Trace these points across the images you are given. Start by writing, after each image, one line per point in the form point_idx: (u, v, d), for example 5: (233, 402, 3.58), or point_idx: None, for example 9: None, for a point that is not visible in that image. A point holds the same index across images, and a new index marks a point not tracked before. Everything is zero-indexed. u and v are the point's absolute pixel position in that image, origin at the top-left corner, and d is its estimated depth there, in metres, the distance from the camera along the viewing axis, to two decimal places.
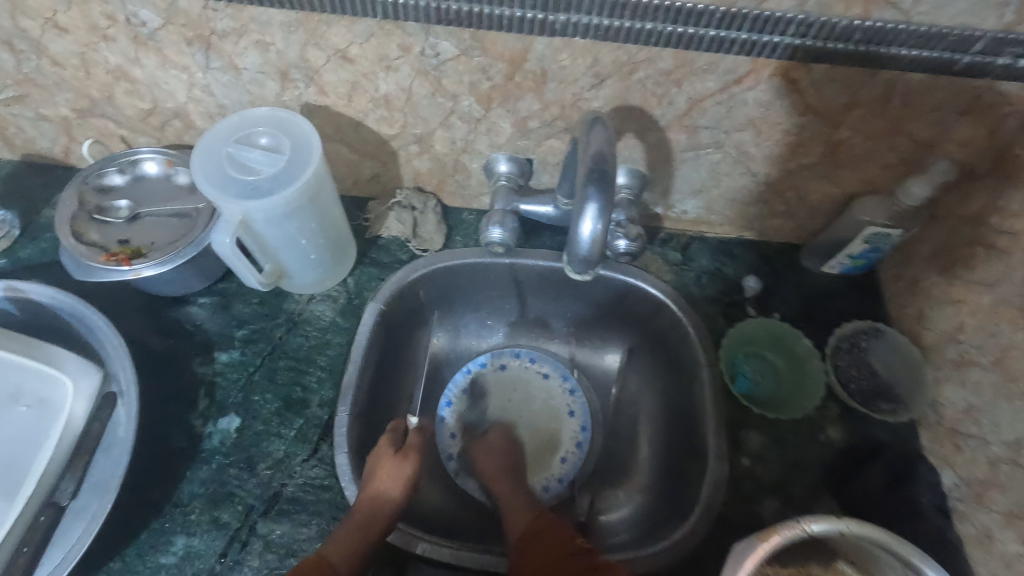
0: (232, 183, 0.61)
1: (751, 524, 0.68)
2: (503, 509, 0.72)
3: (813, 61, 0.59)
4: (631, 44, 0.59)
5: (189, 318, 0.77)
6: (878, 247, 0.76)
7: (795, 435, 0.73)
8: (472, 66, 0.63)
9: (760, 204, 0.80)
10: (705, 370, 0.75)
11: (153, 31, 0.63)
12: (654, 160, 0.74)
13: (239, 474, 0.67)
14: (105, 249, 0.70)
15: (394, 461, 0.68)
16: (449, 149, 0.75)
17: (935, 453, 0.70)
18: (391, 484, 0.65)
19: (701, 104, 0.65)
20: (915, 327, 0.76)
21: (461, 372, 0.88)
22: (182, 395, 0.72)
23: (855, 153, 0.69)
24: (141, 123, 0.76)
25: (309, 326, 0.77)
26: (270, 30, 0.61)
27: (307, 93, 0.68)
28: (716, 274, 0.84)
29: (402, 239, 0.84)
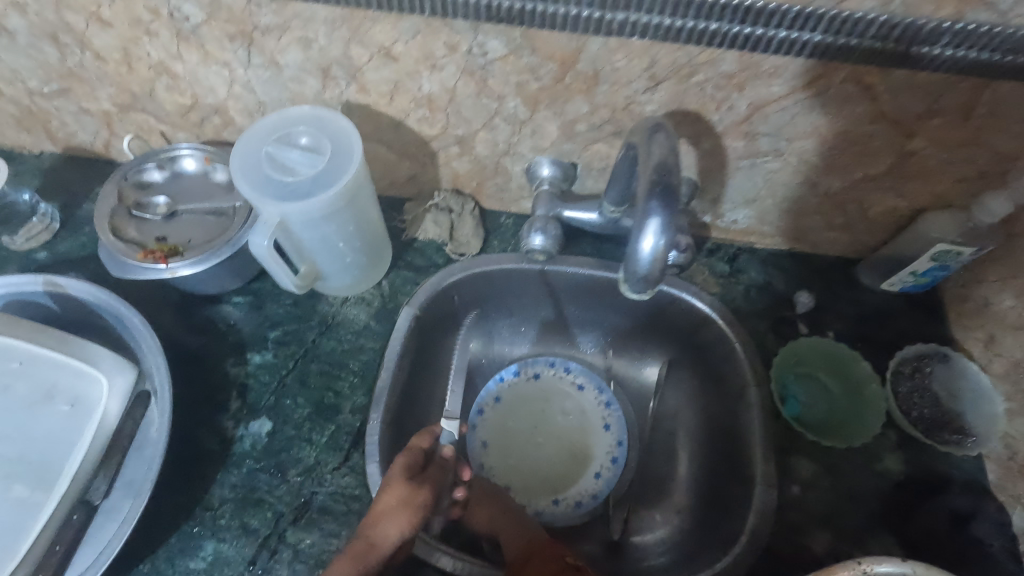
0: (270, 183, 0.59)
1: (801, 559, 0.64)
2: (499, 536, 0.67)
3: (892, 67, 0.54)
4: (692, 46, 0.55)
5: (223, 317, 0.76)
6: (946, 266, 0.70)
7: (850, 464, 0.69)
8: (521, 66, 0.60)
9: (817, 215, 0.75)
10: (753, 390, 0.71)
11: (195, 26, 0.62)
12: (707, 167, 0.70)
13: (269, 480, 0.66)
14: (142, 245, 0.70)
15: (409, 488, 0.60)
16: (490, 151, 0.73)
17: (1005, 491, 0.65)
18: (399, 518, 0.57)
19: (763, 109, 0.61)
20: (984, 353, 0.70)
21: (494, 380, 0.86)
22: (215, 396, 0.71)
23: (927, 165, 0.64)
24: (181, 118, 0.75)
25: (343, 329, 0.76)
26: (314, 26, 0.59)
27: (348, 91, 0.66)
28: (766, 287, 0.80)
29: (438, 242, 0.82)
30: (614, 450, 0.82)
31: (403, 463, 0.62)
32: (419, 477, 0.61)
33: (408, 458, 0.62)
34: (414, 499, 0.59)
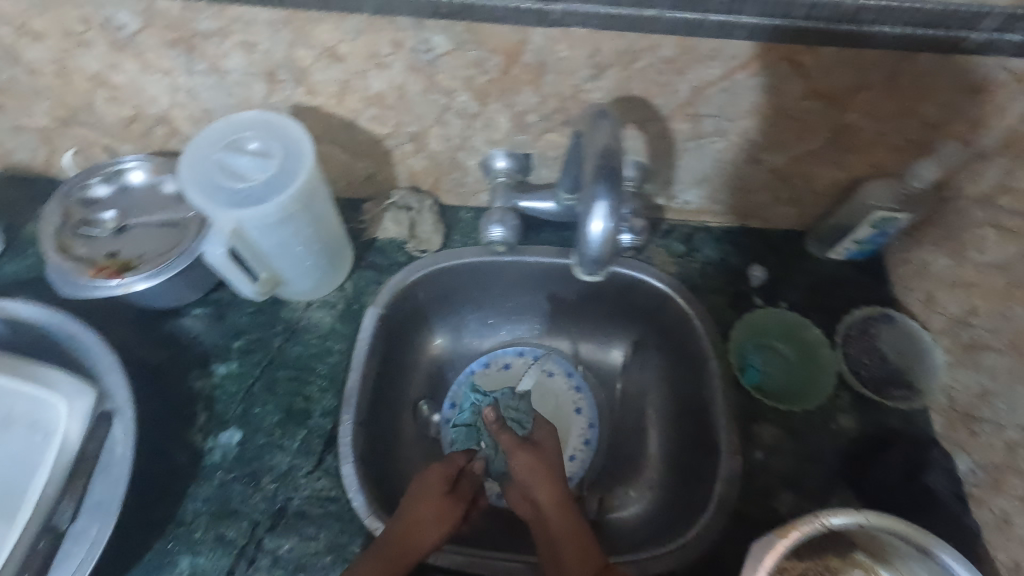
0: (221, 191, 0.58)
1: (768, 518, 0.67)
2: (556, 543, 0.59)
3: (819, 45, 0.57)
4: (632, 33, 0.57)
5: (185, 330, 0.75)
6: (885, 232, 0.74)
7: (808, 425, 0.72)
8: (467, 60, 0.61)
9: (764, 191, 0.78)
10: (714, 363, 0.74)
11: (131, 35, 0.60)
12: (656, 150, 0.72)
13: (242, 489, 0.66)
14: (92, 263, 0.68)
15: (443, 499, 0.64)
16: (444, 147, 0.73)
17: (950, 439, 0.69)
18: (434, 523, 0.62)
19: (704, 91, 0.63)
20: (924, 311, 0.75)
21: (465, 373, 0.88)
22: (181, 409, 0.70)
23: (862, 136, 0.68)
24: (124, 130, 0.73)
25: (308, 333, 0.75)
26: (254, 30, 0.58)
27: (295, 94, 0.66)
28: (721, 264, 0.83)
29: (400, 241, 0.82)
30: (588, 433, 0.84)
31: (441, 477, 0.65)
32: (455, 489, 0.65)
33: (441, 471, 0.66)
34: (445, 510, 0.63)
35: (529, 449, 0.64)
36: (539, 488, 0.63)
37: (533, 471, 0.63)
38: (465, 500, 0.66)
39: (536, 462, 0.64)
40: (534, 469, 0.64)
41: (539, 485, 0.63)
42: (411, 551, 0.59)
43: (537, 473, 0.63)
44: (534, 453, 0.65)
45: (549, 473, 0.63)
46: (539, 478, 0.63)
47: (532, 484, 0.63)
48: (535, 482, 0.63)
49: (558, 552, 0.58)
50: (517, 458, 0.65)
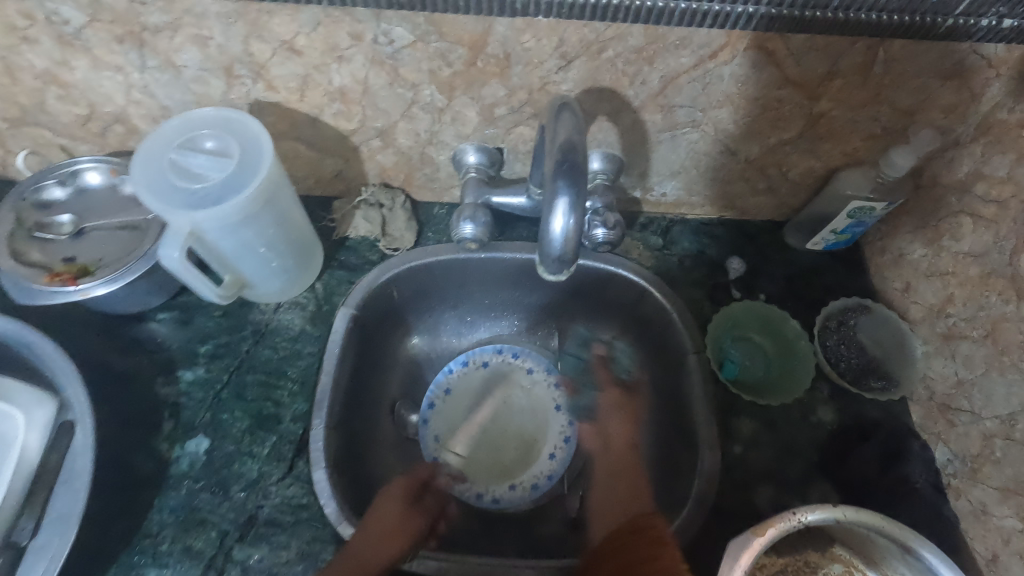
0: (175, 192, 0.56)
1: (747, 513, 0.66)
2: (618, 472, 0.70)
3: (790, 32, 0.56)
4: (599, 22, 0.55)
5: (150, 335, 0.73)
6: (862, 222, 0.74)
7: (787, 418, 0.71)
8: (431, 52, 0.59)
9: (740, 181, 0.77)
10: (693, 357, 0.73)
11: (78, 30, 0.58)
12: (629, 142, 0.71)
13: (211, 499, 0.64)
14: (48, 268, 0.65)
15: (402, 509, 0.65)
16: (413, 142, 0.71)
17: (927, 429, 0.69)
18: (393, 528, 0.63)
19: (675, 81, 0.62)
20: (902, 301, 0.74)
21: (443, 372, 0.85)
22: (145, 417, 0.68)
23: (836, 125, 0.67)
24: (79, 129, 0.70)
25: (278, 336, 0.73)
26: (207, 23, 0.56)
27: (255, 89, 0.64)
28: (699, 256, 0.82)
29: (371, 239, 0.80)
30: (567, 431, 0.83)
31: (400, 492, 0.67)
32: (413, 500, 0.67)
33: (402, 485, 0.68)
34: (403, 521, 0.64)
35: (619, 390, 0.78)
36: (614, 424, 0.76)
37: (613, 408, 0.77)
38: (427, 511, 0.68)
39: (620, 401, 0.78)
40: (615, 407, 0.77)
41: (614, 422, 0.76)
42: (365, 565, 0.58)
43: (621, 407, 0.77)
44: (619, 396, 0.78)
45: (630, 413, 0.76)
46: (614, 416, 0.77)
47: (610, 419, 0.77)
48: (608, 418, 0.77)
49: (619, 473, 0.70)
50: (607, 396, 0.79)
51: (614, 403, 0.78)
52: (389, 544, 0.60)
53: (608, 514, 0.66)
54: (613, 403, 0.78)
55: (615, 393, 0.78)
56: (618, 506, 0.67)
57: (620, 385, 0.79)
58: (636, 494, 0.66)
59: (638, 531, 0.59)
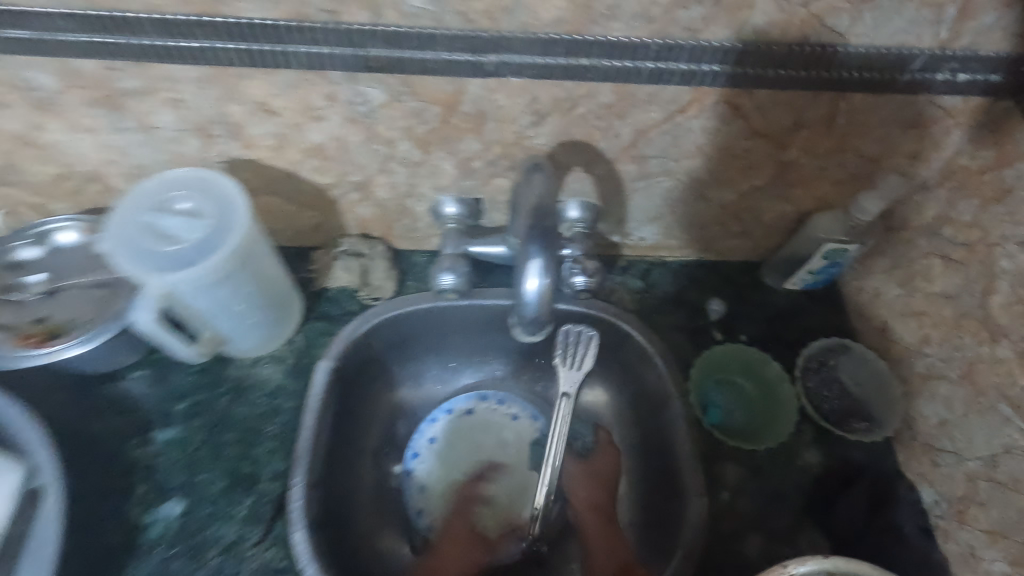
0: (151, 256, 0.56)
1: (733, 562, 0.65)
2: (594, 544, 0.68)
3: (755, 88, 0.57)
4: (569, 81, 0.57)
5: (123, 395, 0.71)
6: (837, 263, 0.75)
7: (772, 463, 0.71)
8: (405, 111, 0.60)
9: (716, 226, 0.78)
10: (677, 403, 0.72)
11: (51, 95, 0.58)
12: (605, 190, 0.72)
13: (185, 566, 0.62)
14: (18, 330, 0.64)
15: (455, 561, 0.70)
16: (391, 194, 0.72)
17: (912, 469, 0.68)
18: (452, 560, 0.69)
19: (647, 134, 0.63)
20: (880, 340, 0.75)
21: (428, 422, 0.84)
22: (116, 482, 0.66)
23: (807, 172, 0.68)
24: (54, 188, 0.70)
25: (256, 391, 0.72)
26: (181, 87, 0.57)
27: (231, 148, 0.64)
28: (679, 299, 0.82)
29: (351, 289, 0.80)
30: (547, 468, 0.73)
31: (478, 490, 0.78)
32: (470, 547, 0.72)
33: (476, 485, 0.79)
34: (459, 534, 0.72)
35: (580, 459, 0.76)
36: (577, 486, 0.74)
37: (577, 478, 0.74)
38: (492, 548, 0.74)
39: (583, 473, 0.75)
40: (581, 475, 0.75)
41: (577, 486, 0.74)
42: None
43: (593, 475, 0.75)
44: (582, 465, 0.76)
45: (599, 478, 0.74)
46: (577, 483, 0.74)
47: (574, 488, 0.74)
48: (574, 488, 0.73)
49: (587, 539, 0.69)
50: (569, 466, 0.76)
51: (577, 472, 0.75)
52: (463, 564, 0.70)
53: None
54: (580, 477, 0.75)
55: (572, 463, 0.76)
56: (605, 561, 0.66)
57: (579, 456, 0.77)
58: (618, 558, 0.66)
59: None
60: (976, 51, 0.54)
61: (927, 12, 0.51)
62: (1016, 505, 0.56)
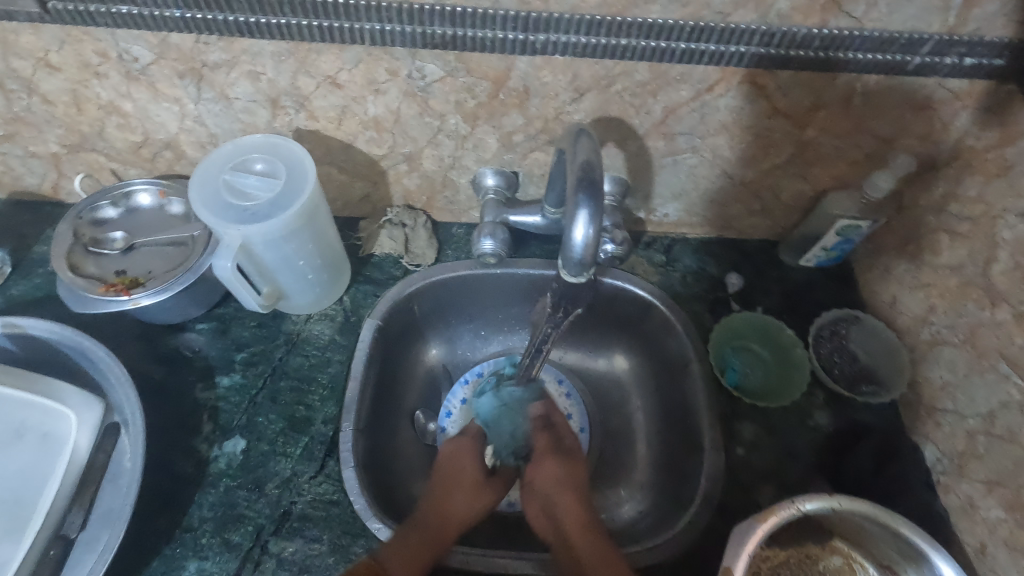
0: (228, 209, 0.64)
1: (748, 509, 0.70)
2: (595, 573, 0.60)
3: (778, 69, 0.63)
4: (609, 59, 0.63)
5: (188, 345, 0.78)
6: (850, 240, 0.80)
7: (785, 422, 0.76)
8: (458, 86, 0.66)
9: (736, 204, 0.83)
10: (696, 365, 0.78)
11: (145, 66, 0.65)
12: (634, 166, 0.77)
13: (247, 495, 0.68)
14: (103, 280, 0.71)
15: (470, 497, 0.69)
16: (437, 166, 0.78)
17: (917, 431, 0.73)
18: (463, 500, 0.68)
19: (676, 112, 0.69)
20: (889, 313, 0.80)
21: (460, 383, 0.89)
22: (185, 420, 0.72)
23: (822, 151, 0.73)
24: (132, 154, 0.77)
25: (309, 345, 0.79)
26: (261, 60, 0.63)
27: (297, 119, 0.70)
28: (700, 273, 0.87)
29: (395, 256, 0.86)
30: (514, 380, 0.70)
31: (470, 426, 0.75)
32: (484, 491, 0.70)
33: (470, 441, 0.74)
34: (471, 471, 0.70)
35: (559, 460, 0.70)
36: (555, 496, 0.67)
37: (563, 487, 0.68)
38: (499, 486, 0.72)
39: (561, 485, 0.68)
40: (558, 483, 0.68)
41: (560, 504, 0.67)
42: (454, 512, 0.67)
43: (566, 479, 0.69)
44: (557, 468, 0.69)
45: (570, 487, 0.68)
46: (562, 496, 0.67)
47: (555, 497, 0.67)
48: (558, 504, 0.67)
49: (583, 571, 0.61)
50: (543, 469, 0.69)
51: (553, 475, 0.69)
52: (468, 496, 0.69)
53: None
54: (548, 474, 0.69)
55: (546, 464, 0.70)
56: None
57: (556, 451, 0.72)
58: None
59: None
60: (982, 37, 0.59)
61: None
62: (1012, 455, 0.61)
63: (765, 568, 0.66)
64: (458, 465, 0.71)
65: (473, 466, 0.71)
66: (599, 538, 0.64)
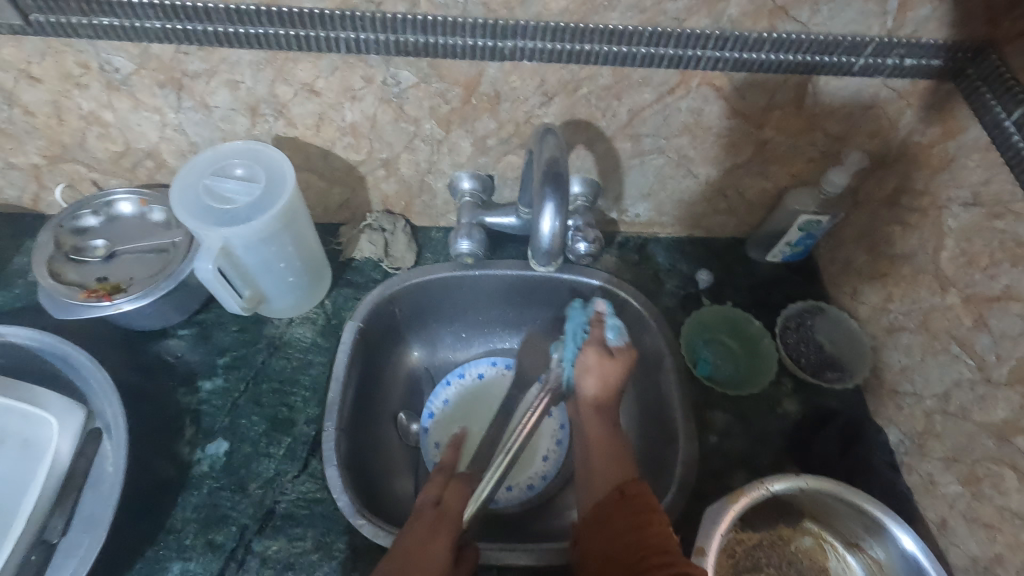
0: (209, 212, 0.66)
1: (722, 494, 0.73)
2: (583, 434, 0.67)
3: (733, 71, 0.67)
4: (574, 64, 0.66)
5: (170, 351, 0.78)
6: (812, 234, 0.84)
7: (755, 410, 0.79)
8: (431, 92, 0.69)
9: (703, 202, 0.87)
10: (669, 358, 0.80)
11: (126, 76, 0.67)
12: (604, 167, 0.81)
13: (230, 496, 0.69)
14: (84, 286, 0.72)
15: None
16: (414, 171, 0.80)
17: (880, 415, 0.77)
18: None
19: (641, 114, 0.72)
20: (851, 303, 0.83)
21: (442, 386, 0.89)
22: (168, 424, 0.73)
23: (781, 149, 0.77)
24: (113, 165, 0.78)
25: (290, 348, 0.80)
26: (239, 69, 0.66)
27: (276, 126, 0.73)
28: (671, 270, 0.90)
29: (375, 259, 0.88)
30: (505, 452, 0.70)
31: (459, 498, 0.64)
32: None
33: (457, 489, 0.65)
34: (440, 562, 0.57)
35: (601, 355, 0.69)
36: (589, 380, 0.69)
37: (597, 373, 0.69)
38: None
39: (602, 365, 0.69)
40: (601, 371, 0.69)
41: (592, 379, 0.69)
42: None
43: (603, 364, 0.69)
44: (597, 367, 0.69)
45: (613, 376, 0.69)
46: (602, 370, 0.69)
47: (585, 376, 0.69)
48: (585, 381, 0.69)
49: (589, 442, 0.65)
50: (585, 359, 0.69)
51: (596, 365, 0.69)
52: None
53: (596, 489, 0.60)
54: (602, 367, 0.69)
55: (592, 355, 0.69)
56: (600, 472, 0.61)
57: (602, 352, 0.70)
58: (615, 471, 0.61)
59: (628, 494, 0.57)
60: (918, 39, 0.64)
61: (874, 5, 0.61)
62: (965, 431, 0.65)
63: (739, 551, 0.68)
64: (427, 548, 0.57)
65: (444, 555, 0.57)
66: (608, 421, 0.67)
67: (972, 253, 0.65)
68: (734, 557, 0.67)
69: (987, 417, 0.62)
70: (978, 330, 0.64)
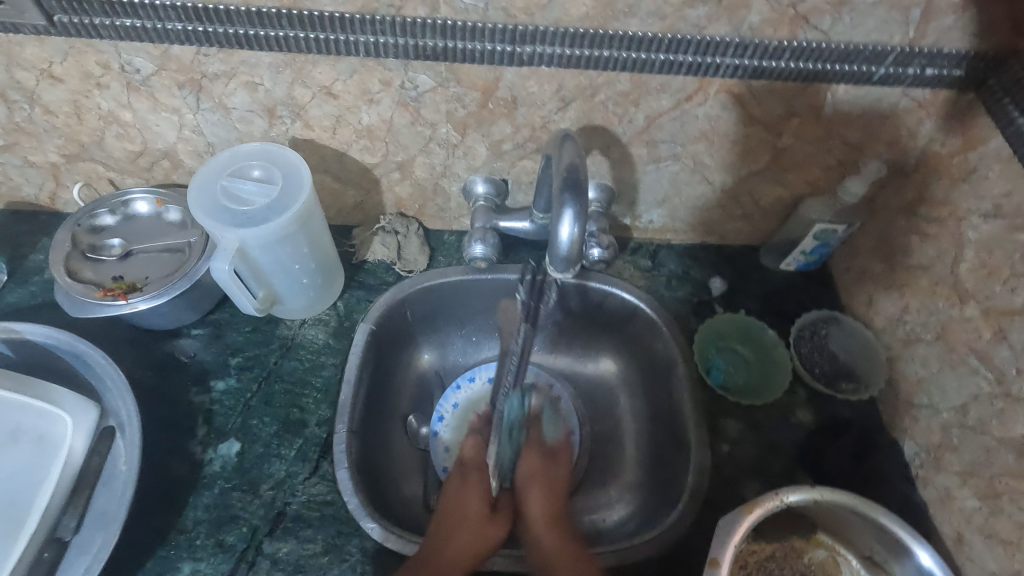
0: (226, 213, 0.67)
1: (734, 503, 0.72)
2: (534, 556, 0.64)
3: (752, 79, 0.67)
4: (592, 70, 0.66)
5: (183, 350, 0.79)
6: (827, 243, 0.83)
7: (768, 419, 0.78)
8: (448, 96, 0.69)
9: (717, 209, 0.86)
10: (681, 365, 0.80)
11: (146, 77, 0.67)
12: (619, 173, 0.80)
13: (241, 496, 0.69)
14: (100, 285, 0.72)
15: (462, 531, 0.65)
16: (428, 174, 0.80)
17: (896, 426, 0.76)
18: (464, 538, 0.64)
19: (658, 120, 0.72)
20: (866, 313, 0.83)
21: (452, 389, 0.89)
22: (180, 423, 0.73)
23: (797, 158, 0.77)
24: (130, 164, 0.79)
25: (302, 349, 0.80)
26: (259, 71, 0.66)
27: (293, 128, 0.73)
28: (684, 276, 0.90)
29: (387, 262, 0.88)
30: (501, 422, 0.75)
31: (477, 448, 0.74)
32: (478, 522, 0.66)
33: (476, 440, 0.75)
34: (473, 510, 0.67)
35: (536, 454, 0.74)
36: (534, 498, 0.69)
37: (533, 474, 0.72)
38: (506, 519, 0.68)
39: (538, 471, 0.72)
40: (536, 476, 0.72)
41: (534, 497, 0.70)
42: (442, 549, 0.63)
43: (536, 474, 0.72)
44: (540, 466, 0.73)
45: (547, 488, 0.71)
46: (536, 488, 0.70)
47: (528, 494, 0.70)
48: (529, 496, 0.70)
49: (548, 561, 0.62)
50: (525, 462, 0.73)
51: (536, 470, 0.72)
52: (462, 528, 0.65)
53: None
54: (537, 492, 0.70)
55: (534, 460, 0.73)
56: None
57: (540, 454, 0.75)
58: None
59: None
60: (940, 49, 0.63)
61: (896, 14, 0.61)
62: (983, 445, 0.64)
63: (752, 562, 0.67)
64: (459, 503, 0.68)
65: (476, 503, 0.68)
66: (564, 537, 0.65)
67: (993, 265, 0.64)
68: (746, 567, 0.66)
69: (1006, 432, 0.62)
70: (998, 343, 0.63)
